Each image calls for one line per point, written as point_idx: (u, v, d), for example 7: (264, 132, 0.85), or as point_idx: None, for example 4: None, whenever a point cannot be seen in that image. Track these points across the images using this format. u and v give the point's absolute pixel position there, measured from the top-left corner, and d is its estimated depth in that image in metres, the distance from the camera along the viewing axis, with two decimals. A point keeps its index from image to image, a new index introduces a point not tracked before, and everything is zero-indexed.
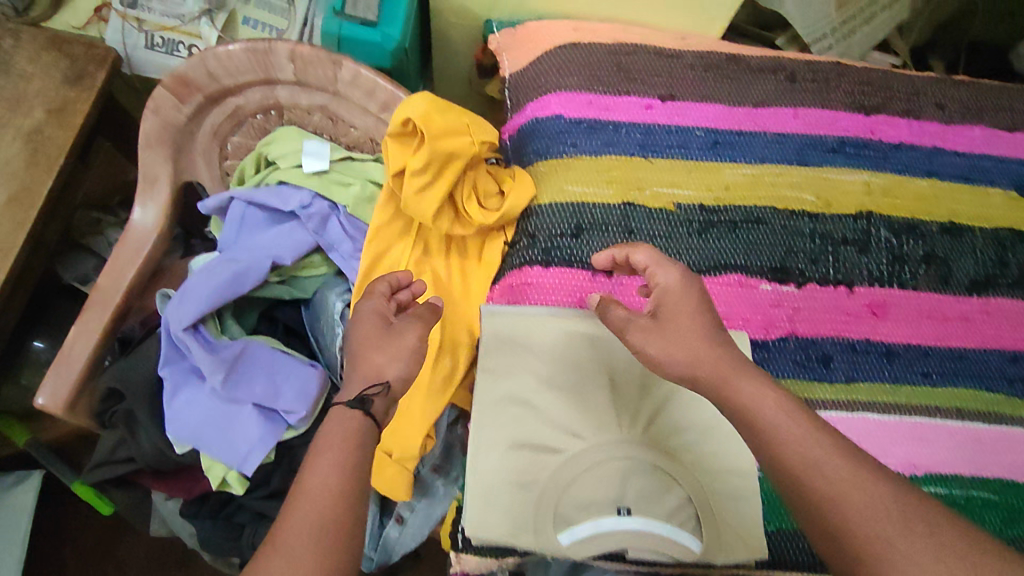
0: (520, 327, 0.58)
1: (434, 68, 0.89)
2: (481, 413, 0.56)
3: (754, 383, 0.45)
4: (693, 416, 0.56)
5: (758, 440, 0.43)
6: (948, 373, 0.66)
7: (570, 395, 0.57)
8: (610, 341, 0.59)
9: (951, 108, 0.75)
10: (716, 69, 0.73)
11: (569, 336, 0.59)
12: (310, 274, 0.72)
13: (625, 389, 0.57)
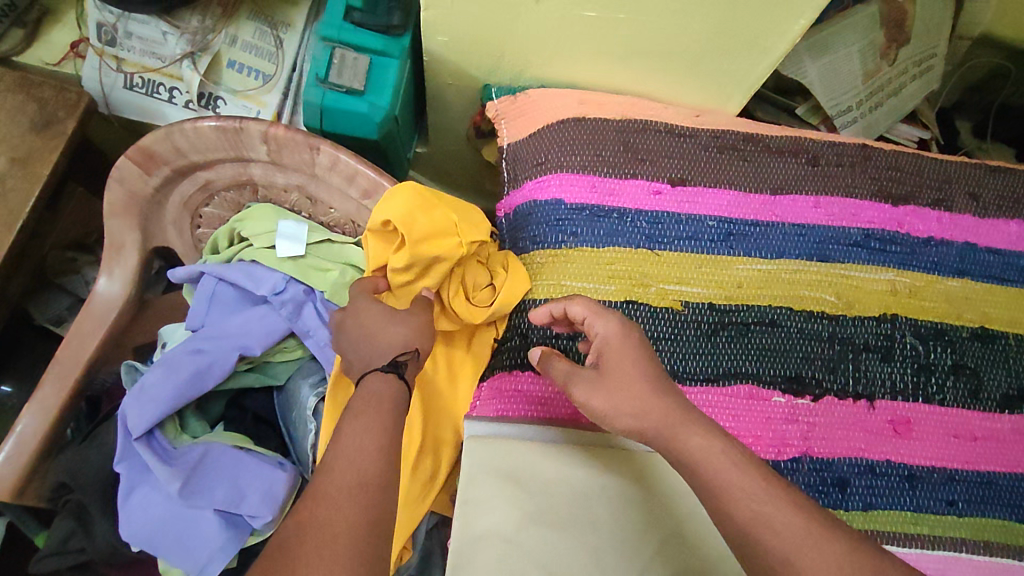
0: (506, 450, 0.55)
1: (430, 124, 0.83)
2: (460, 551, 0.51)
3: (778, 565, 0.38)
4: (699, 558, 0.52)
5: None
6: (976, 501, 0.59)
7: (564, 530, 0.52)
8: (606, 466, 0.55)
9: (985, 199, 0.69)
10: (731, 150, 0.68)
11: (561, 460, 0.55)
12: (283, 359, 0.65)
13: (625, 524, 0.52)
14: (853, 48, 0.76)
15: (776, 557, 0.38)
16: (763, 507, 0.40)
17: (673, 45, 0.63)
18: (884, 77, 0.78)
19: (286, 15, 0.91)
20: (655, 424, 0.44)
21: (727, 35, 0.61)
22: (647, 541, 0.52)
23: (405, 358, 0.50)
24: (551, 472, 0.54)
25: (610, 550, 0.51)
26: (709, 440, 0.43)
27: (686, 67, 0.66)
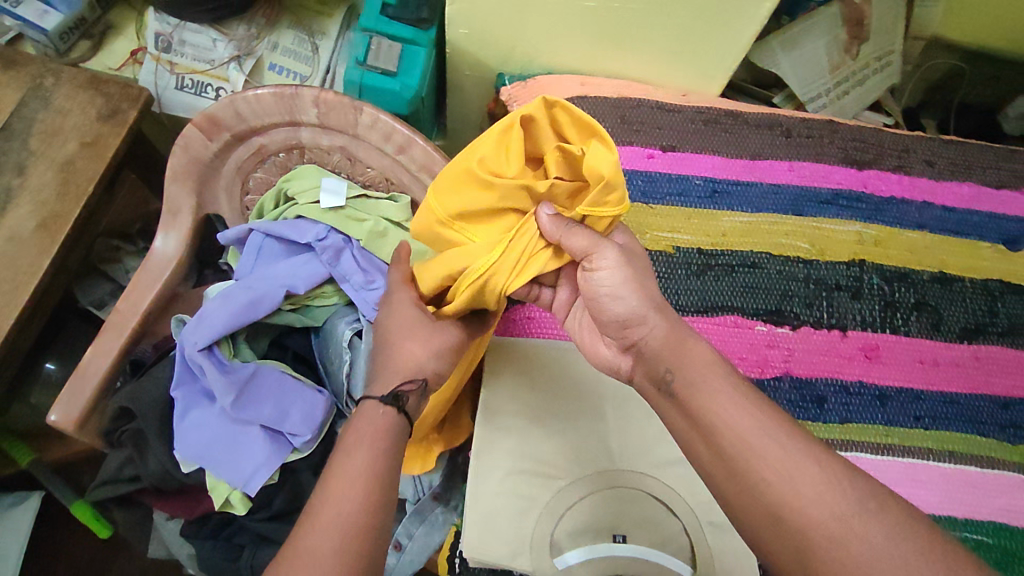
0: (526, 353, 0.61)
1: (449, 115, 0.94)
2: (480, 441, 0.57)
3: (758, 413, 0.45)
4: (667, 453, 0.57)
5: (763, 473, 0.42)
6: (940, 417, 0.66)
7: (568, 422, 0.58)
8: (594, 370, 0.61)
9: (940, 165, 0.79)
10: (715, 123, 0.78)
11: (563, 364, 0.61)
12: (322, 304, 0.72)
13: (617, 416, 0.58)
14: (818, 43, 0.86)
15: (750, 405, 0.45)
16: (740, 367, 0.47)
17: (661, 30, 0.74)
18: (849, 70, 0.88)
19: (322, 25, 1.04)
20: (683, 342, 0.48)
21: (707, 20, 0.71)
22: (643, 432, 0.58)
23: (408, 390, 0.52)
24: (557, 376, 0.60)
25: (610, 438, 0.57)
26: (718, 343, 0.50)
27: (674, 51, 0.77)
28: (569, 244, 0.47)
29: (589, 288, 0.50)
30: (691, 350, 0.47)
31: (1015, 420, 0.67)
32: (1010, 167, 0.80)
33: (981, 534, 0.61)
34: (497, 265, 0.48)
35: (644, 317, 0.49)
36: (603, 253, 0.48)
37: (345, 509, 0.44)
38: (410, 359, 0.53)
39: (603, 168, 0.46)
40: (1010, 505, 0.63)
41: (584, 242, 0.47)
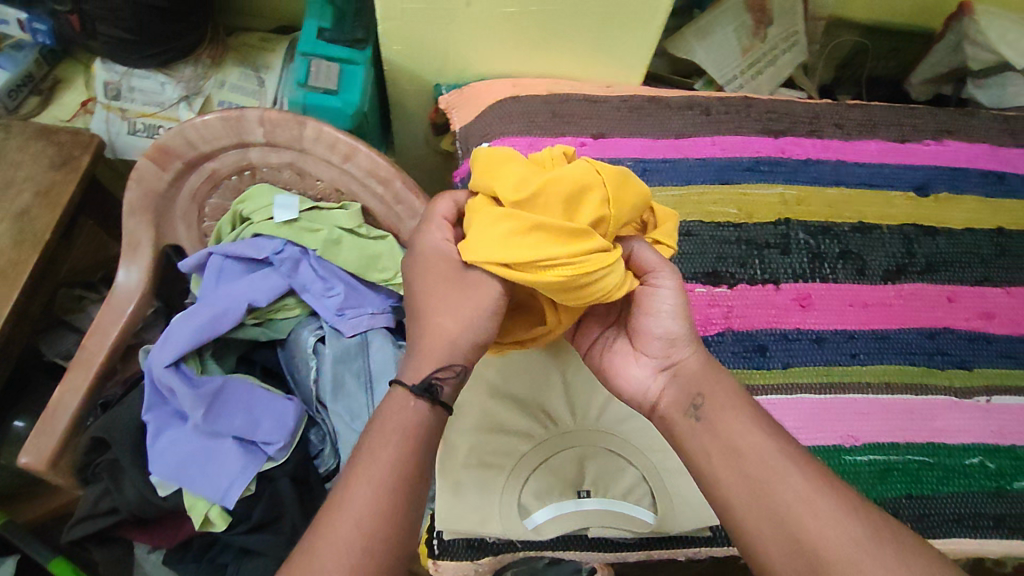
0: None
1: (395, 130, 0.98)
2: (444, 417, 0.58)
3: (729, 403, 0.49)
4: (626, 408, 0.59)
5: (733, 459, 0.46)
6: (874, 352, 0.71)
7: (530, 390, 0.60)
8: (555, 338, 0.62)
9: (848, 127, 0.85)
10: (639, 109, 0.83)
11: None
12: (285, 316, 0.74)
13: (577, 379, 0.60)
14: (727, 30, 0.92)
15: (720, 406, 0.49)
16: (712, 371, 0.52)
17: (576, 28, 0.79)
18: (759, 52, 0.95)
19: (266, 60, 1.08)
20: (714, 377, 0.51)
21: (617, 16, 0.77)
22: (599, 390, 0.59)
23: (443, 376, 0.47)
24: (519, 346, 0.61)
25: (568, 401, 0.59)
26: (718, 371, 0.52)
27: (599, 45, 0.82)
28: (641, 256, 0.52)
29: (637, 310, 0.52)
30: (720, 384, 0.51)
31: (941, 348, 0.72)
32: (913, 122, 0.86)
33: (921, 457, 0.65)
34: (614, 263, 0.48)
35: (687, 341, 0.52)
36: (666, 278, 0.51)
37: (362, 525, 0.41)
38: (446, 337, 0.48)
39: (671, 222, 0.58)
40: (946, 426, 0.68)
41: (659, 256, 0.51)
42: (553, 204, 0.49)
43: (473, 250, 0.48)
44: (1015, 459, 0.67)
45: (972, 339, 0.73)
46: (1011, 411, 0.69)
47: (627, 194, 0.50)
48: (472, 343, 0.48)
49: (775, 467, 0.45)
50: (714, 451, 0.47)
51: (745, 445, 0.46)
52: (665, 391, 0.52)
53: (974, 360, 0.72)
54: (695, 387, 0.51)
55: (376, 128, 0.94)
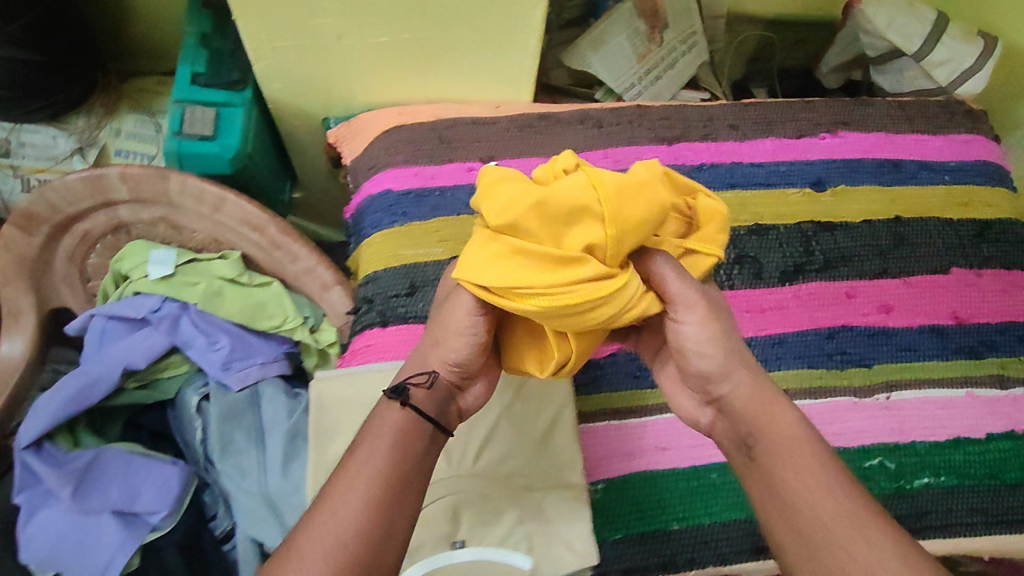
0: (351, 385, 0.59)
1: (294, 165, 0.95)
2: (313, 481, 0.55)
3: (782, 439, 0.47)
4: (501, 450, 0.57)
5: (783, 502, 0.45)
6: (771, 359, 0.70)
7: None
8: None
9: (744, 126, 0.83)
10: (529, 128, 0.81)
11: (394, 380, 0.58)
12: (170, 375, 0.71)
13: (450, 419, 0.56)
14: (621, 38, 0.91)
15: (775, 440, 0.47)
16: (768, 401, 0.49)
17: (453, 52, 0.77)
18: (657, 56, 0.93)
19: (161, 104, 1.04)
20: (766, 407, 0.49)
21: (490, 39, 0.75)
22: (476, 434, 0.57)
23: (417, 381, 0.49)
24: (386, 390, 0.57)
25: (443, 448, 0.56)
26: (767, 394, 0.49)
27: (485, 66, 0.79)
28: (666, 283, 0.48)
29: (673, 345, 0.51)
30: (775, 418, 0.48)
31: (841, 347, 0.71)
32: (808, 116, 0.84)
33: None
34: (609, 296, 0.45)
35: (728, 371, 0.49)
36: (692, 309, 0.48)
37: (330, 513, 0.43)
38: (422, 354, 0.52)
39: (722, 214, 0.51)
40: (846, 429, 0.67)
41: (680, 285, 0.48)
42: (546, 230, 0.45)
43: (464, 268, 0.48)
44: (916, 457, 0.66)
45: (872, 335, 0.72)
46: (912, 406, 0.68)
47: (631, 210, 0.45)
48: (445, 359, 0.51)
49: (833, 525, 0.43)
50: (768, 494, 0.46)
51: (797, 496, 0.44)
52: (715, 422, 0.51)
53: (873, 356, 0.71)
54: (745, 422, 0.49)
55: (275, 165, 0.92)
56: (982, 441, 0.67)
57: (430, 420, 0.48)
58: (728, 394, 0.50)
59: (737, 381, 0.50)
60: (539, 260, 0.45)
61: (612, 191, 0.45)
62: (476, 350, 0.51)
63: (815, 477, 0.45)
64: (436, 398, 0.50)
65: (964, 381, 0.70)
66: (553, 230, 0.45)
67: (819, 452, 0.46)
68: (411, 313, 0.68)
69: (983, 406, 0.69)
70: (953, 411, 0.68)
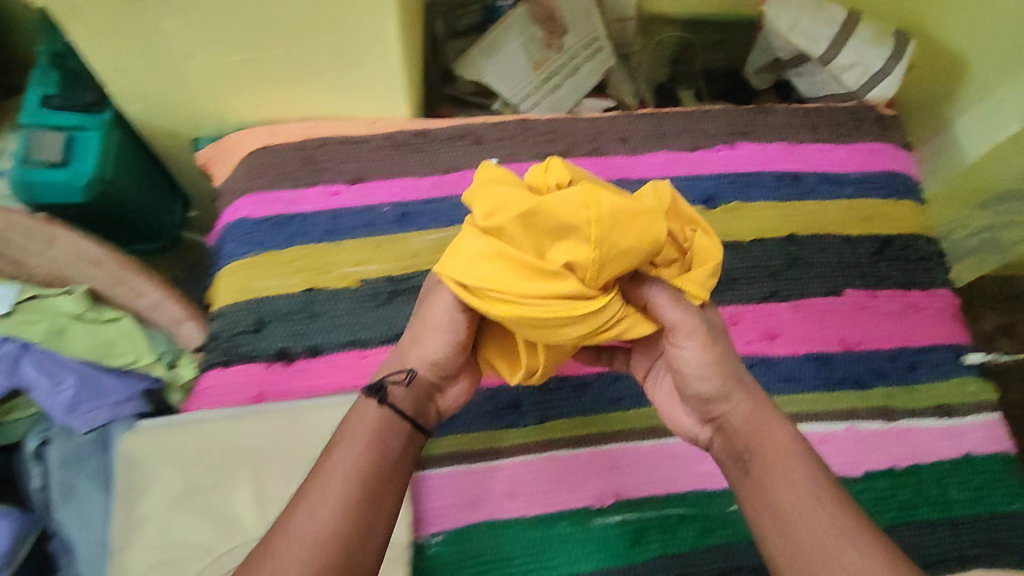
0: (167, 436, 0.58)
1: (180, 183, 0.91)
2: (122, 538, 0.55)
3: (785, 449, 0.46)
4: None
5: (774, 509, 0.44)
6: (641, 394, 0.67)
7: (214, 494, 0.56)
8: (242, 427, 0.58)
9: (634, 139, 0.78)
10: (404, 146, 0.76)
11: (211, 433, 0.58)
12: (11, 418, 0.68)
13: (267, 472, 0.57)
14: (514, 45, 0.85)
15: (775, 453, 0.47)
16: (772, 417, 0.49)
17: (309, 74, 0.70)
18: (556, 63, 0.87)
19: None
20: (762, 424, 0.48)
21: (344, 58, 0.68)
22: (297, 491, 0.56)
23: (394, 379, 0.51)
24: (202, 444, 0.57)
25: (260, 507, 0.56)
26: (767, 416, 0.49)
27: (346, 87, 0.73)
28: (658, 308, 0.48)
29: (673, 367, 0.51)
30: (772, 436, 0.48)
31: None
32: (704, 127, 0.79)
33: (679, 510, 0.62)
34: (576, 316, 0.46)
35: (727, 394, 0.49)
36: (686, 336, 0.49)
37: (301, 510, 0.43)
38: (402, 353, 0.53)
39: (715, 261, 0.50)
40: (711, 470, 0.64)
41: (675, 311, 0.48)
42: (526, 240, 0.45)
43: (448, 260, 0.48)
44: None
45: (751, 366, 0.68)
46: None
47: (618, 235, 0.44)
48: (423, 359, 0.52)
49: (827, 537, 0.42)
50: (760, 508, 0.45)
51: (789, 509, 0.43)
52: (714, 440, 0.51)
53: None
54: (742, 440, 0.48)
55: (160, 186, 0.88)
56: (858, 479, 0.64)
57: (409, 419, 0.50)
58: (729, 413, 0.49)
59: (736, 399, 0.49)
60: (518, 270, 0.46)
61: (604, 213, 0.44)
62: (456, 351, 0.53)
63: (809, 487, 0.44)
64: (413, 395, 0.51)
65: (846, 414, 0.67)
66: (535, 241, 0.45)
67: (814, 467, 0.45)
68: (255, 351, 0.66)
69: (863, 441, 0.66)
70: (829, 448, 0.65)
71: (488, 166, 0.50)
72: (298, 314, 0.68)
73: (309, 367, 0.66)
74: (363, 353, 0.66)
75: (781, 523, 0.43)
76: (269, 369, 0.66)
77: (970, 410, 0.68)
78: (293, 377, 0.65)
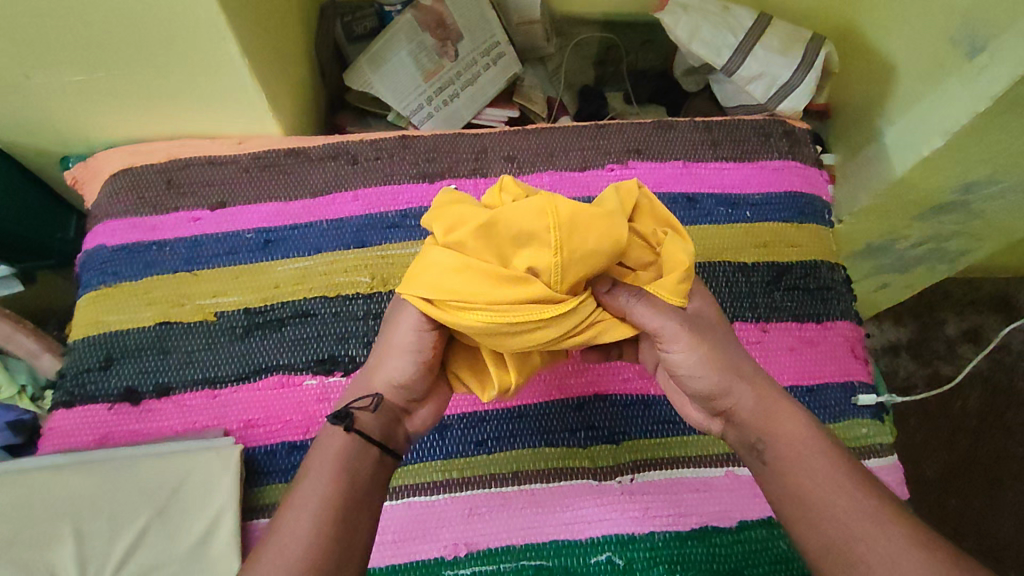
0: None
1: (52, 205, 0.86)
2: None
3: (796, 435, 0.48)
4: (147, 556, 0.54)
5: (795, 496, 0.46)
6: (505, 436, 0.62)
7: (29, 552, 0.53)
8: (65, 477, 0.55)
9: (521, 158, 0.74)
10: (272, 166, 0.72)
11: (29, 487, 0.55)
12: None
13: (90, 524, 0.54)
14: (403, 53, 0.80)
15: (785, 441, 0.48)
16: (779, 402, 0.50)
17: (164, 88, 0.66)
18: (450, 72, 0.83)
19: None
20: (772, 410, 0.50)
21: (194, 71, 0.63)
22: (120, 542, 0.54)
23: (363, 405, 0.50)
24: (19, 499, 0.54)
25: (79, 561, 0.53)
26: (772, 400, 0.50)
27: (201, 100, 0.68)
28: (637, 317, 0.49)
29: (670, 369, 0.51)
30: (783, 420, 0.49)
31: (588, 421, 0.63)
32: (597, 144, 0.75)
33: (537, 564, 0.58)
34: (552, 320, 0.46)
35: (729, 388, 0.50)
36: (675, 340, 0.49)
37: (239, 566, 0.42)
38: (368, 375, 0.52)
39: (686, 263, 0.49)
40: (576, 518, 0.59)
41: (656, 319, 0.49)
42: (494, 249, 0.46)
43: (414, 274, 0.48)
44: (651, 552, 0.58)
45: (627, 406, 0.64)
46: (657, 490, 0.61)
47: (584, 238, 0.45)
48: (390, 380, 0.51)
49: (849, 520, 0.44)
50: (785, 498, 0.47)
51: (815, 493, 0.45)
52: (726, 431, 0.53)
53: (624, 431, 0.63)
54: (755, 428, 0.50)
55: (45, 203, 0.84)
56: (733, 530, 0.60)
57: (377, 445, 0.49)
58: (738, 404, 0.50)
59: (744, 390, 0.50)
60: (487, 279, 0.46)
61: (564, 219, 0.45)
62: (424, 372, 0.52)
63: (827, 469, 0.46)
64: (383, 418, 0.50)
65: (727, 458, 0.62)
66: (501, 249, 0.46)
67: (823, 452, 0.47)
68: (103, 390, 0.63)
69: (743, 489, 0.61)
70: (704, 495, 0.61)
71: (447, 189, 0.52)
72: (149, 350, 0.65)
73: (158, 408, 0.63)
74: (214, 394, 0.63)
75: (807, 508, 0.45)
76: (114, 410, 0.63)
77: (859, 454, 0.64)
78: (141, 418, 0.63)
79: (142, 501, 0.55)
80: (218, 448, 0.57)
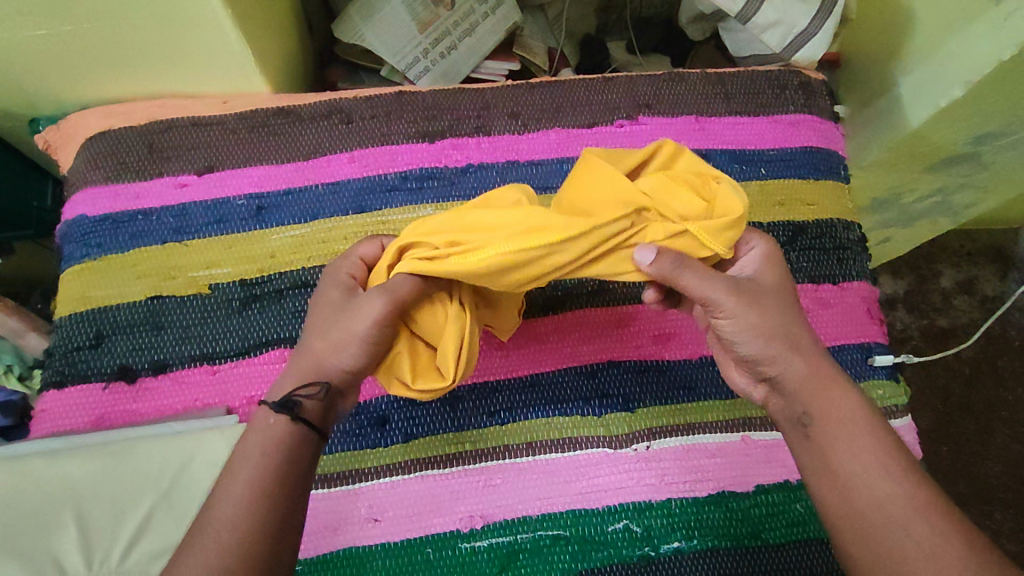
0: None
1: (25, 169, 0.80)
2: None
3: (838, 404, 0.48)
4: (156, 542, 0.52)
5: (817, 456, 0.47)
6: (518, 406, 0.61)
7: (29, 541, 0.51)
8: (64, 464, 0.54)
9: (525, 114, 0.70)
10: (261, 127, 0.67)
11: (26, 476, 0.53)
12: None
13: (94, 511, 0.52)
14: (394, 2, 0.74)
15: (819, 403, 0.48)
16: (826, 374, 0.49)
17: (132, 42, 0.60)
18: (447, 21, 0.77)
19: None
20: (823, 388, 0.48)
21: (166, 24, 0.57)
22: (125, 528, 0.52)
23: (305, 394, 0.46)
24: (18, 489, 0.53)
25: (85, 549, 0.51)
26: (821, 376, 0.48)
27: (182, 55, 0.63)
28: (680, 278, 0.46)
29: (716, 331, 0.50)
30: (831, 396, 0.48)
31: (602, 389, 0.62)
32: (604, 98, 0.71)
33: (552, 534, 0.57)
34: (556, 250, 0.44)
35: (777, 356, 0.48)
36: (726, 307, 0.47)
37: (218, 539, 0.41)
38: (314, 357, 0.48)
39: (736, 208, 0.46)
40: (592, 488, 0.59)
41: (702, 284, 0.46)
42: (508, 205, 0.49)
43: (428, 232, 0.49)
44: (668, 518, 0.58)
45: (641, 372, 0.63)
46: (674, 456, 0.60)
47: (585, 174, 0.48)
48: (339, 365, 0.47)
49: (870, 477, 0.45)
50: (825, 474, 0.46)
51: (854, 476, 0.45)
52: (768, 399, 0.51)
53: (638, 399, 0.62)
54: (800, 401, 0.48)
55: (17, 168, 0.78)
56: (748, 494, 0.60)
57: (317, 432, 0.46)
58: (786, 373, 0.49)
59: (802, 362, 0.48)
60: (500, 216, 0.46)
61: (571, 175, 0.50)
62: (372, 360, 0.48)
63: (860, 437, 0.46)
64: (329, 404, 0.48)
65: (742, 423, 0.62)
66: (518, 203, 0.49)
67: (870, 433, 0.46)
68: (97, 369, 0.60)
69: (757, 452, 0.61)
70: (720, 461, 0.61)
71: None
72: (142, 327, 0.62)
73: (156, 386, 0.60)
74: (214, 369, 0.60)
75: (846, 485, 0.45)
76: (111, 390, 0.60)
77: (893, 414, 0.64)
78: (139, 397, 0.60)
79: (147, 485, 0.53)
80: (224, 429, 0.55)
